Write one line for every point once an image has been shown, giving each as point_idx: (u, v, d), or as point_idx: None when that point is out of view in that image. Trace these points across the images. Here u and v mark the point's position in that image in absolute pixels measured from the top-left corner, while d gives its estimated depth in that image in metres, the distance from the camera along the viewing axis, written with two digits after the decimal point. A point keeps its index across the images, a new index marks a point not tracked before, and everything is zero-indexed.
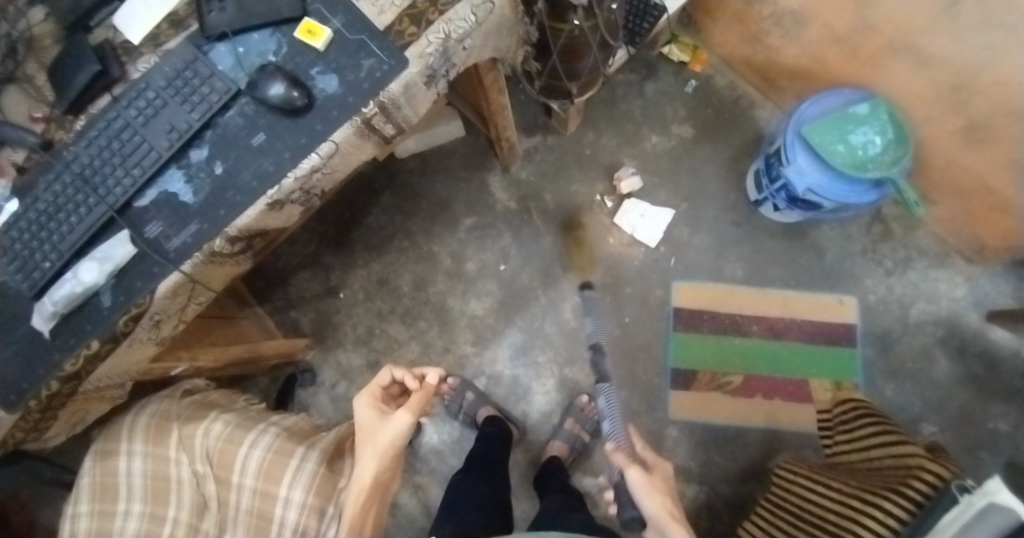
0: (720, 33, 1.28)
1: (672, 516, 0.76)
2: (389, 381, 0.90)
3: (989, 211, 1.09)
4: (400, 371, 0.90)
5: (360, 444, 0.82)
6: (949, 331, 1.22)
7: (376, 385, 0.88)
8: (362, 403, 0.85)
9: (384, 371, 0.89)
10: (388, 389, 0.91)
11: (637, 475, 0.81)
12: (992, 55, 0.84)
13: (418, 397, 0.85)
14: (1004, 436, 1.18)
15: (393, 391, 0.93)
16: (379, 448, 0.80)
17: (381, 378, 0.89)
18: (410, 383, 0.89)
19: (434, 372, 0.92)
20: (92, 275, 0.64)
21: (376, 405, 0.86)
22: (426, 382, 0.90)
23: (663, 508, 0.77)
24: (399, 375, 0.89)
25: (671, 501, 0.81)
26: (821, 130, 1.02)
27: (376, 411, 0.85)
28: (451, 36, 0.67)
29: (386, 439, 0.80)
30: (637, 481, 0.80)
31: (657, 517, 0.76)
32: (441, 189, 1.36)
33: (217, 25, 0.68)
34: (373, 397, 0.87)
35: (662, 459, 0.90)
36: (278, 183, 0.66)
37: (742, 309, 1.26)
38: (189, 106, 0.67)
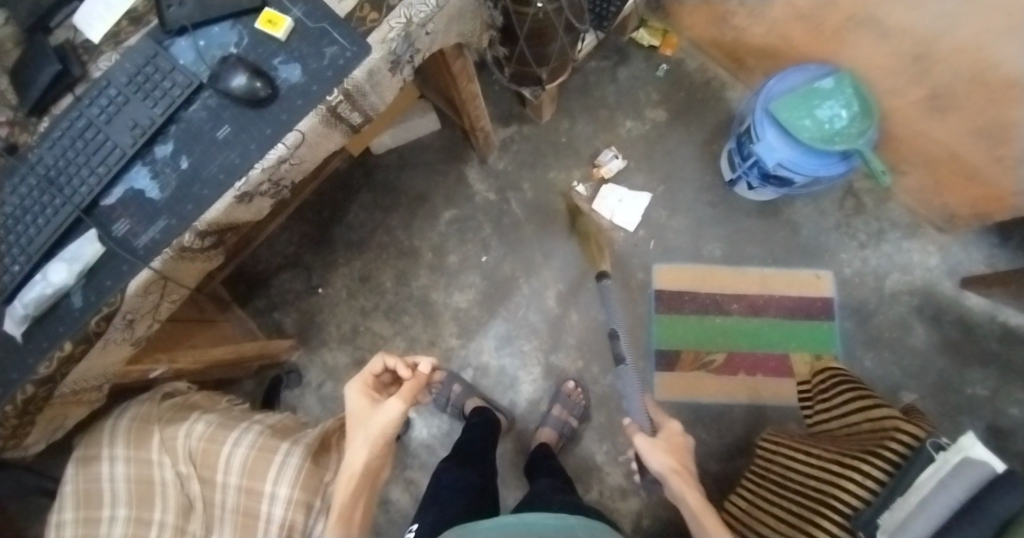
0: (687, 16, 1.29)
1: (679, 471, 0.81)
2: (381, 368, 0.85)
3: (957, 178, 1.11)
4: (393, 358, 0.85)
5: (352, 431, 0.80)
6: (925, 300, 1.24)
7: (368, 372, 0.85)
8: (353, 391, 0.83)
9: (376, 359, 0.85)
10: (380, 377, 0.87)
11: (643, 439, 0.85)
12: (950, 21, 0.86)
13: (410, 387, 0.82)
14: (982, 400, 1.21)
15: (385, 379, 0.90)
16: (371, 436, 0.78)
17: (373, 365, 0.85)
18: (402, 371, 0.85)
19: (428, 361, 0.86)
20: (62, 276, 0.63)
21: (368, 393, 0.83)
22: (419, 371, 0.86)
23: (670, 463, 0.82)
24: (391, 364, 0.84)
25: (681, 457, 0.85)
26: (789, 106, 1.04)
27: (368, 399, 0.82)
28: (413, 20, 0.67)
29: (377, 428, 0.78)
30: (642, 444, 0.85)
31: (664, 472, 0.81)
32: (419, 183, 1.36)
33: (177, 19, 0.68)
34: (365, 386, 0.84)
35: (669, 421, 0.92)
36: (245, 175, 0.66)
37: (722, 287, 1.28)
38: (152, 102, 0.66)
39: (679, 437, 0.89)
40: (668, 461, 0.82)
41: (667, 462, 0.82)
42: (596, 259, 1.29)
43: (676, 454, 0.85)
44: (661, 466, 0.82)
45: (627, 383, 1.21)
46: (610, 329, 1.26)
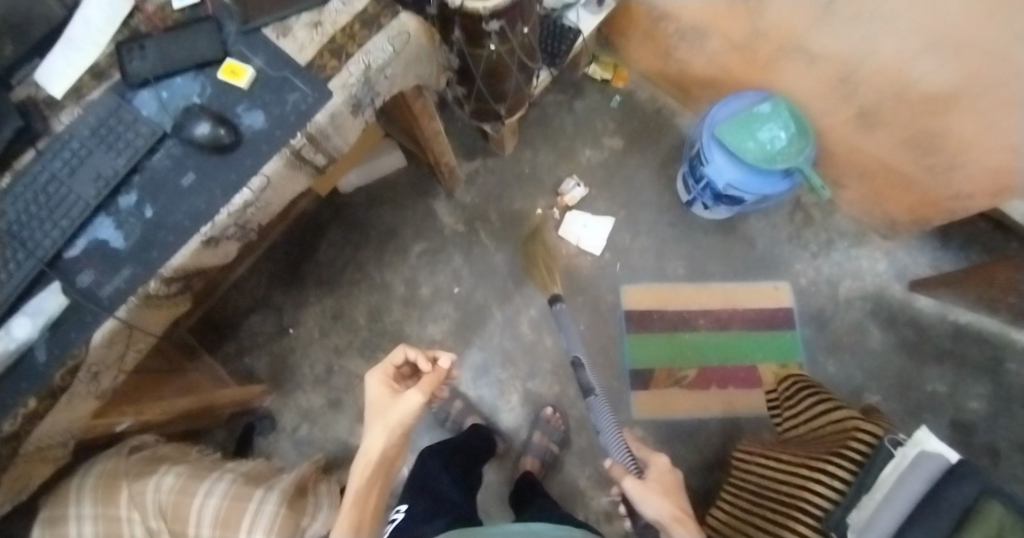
0: (634, 50, 1.37)
1: (679, 517, 0.84)
2: (402, 359, 0.89)
3: (894, 187, 1.18)
4: (413, 351, 0.88)
5: (371, 419, 0.85)
6: (878, 304, 1.31)
7: (389, 363, 0.88)
8: (373, 380, 0.87)
9: (397, 351, 0.88)
10: (401, 368, 0.91)
11: (635, 484, 0.89)
12: (869, 46, 0.92)
13: (429, 379, 0.86)
14: (939, 396, 1.27)
15: (404, 370, 0.94)
16: (389, 425, 0.83)
17: (395, 356, 0.88)
18: (422, 364, 0.88)
19: (446, 357, 0.90)
20: (25, 330, 0.63)
21: (388, 383, 0.87)
22: (438, 365, 0.90)
23: (667, 509, 0.85)
24: (412, 356, 0.88)
25: (675, 498, 0.88)
26: (733, 130, 1.10)
27: (388, 389, 0.87)
28: (372, 66, 0.71)
29: (396, 419, 0.83)
30: (636, 492, 0.87)
31: (664, 519, 0.83)
32: (387, 219, 1.37)
33: (140, 73, 0.70)
34: (385, 375, 0.88)
35: (656, 456, 0.97)
36: (211, 220, 0.67)
37: (687, 304, 1.32)
38: (116, 153, 0.68)
39: (667, 472, 0.94)
40: (664, 506, 0.85)
41: (664, 508, 0.85)
42: (548, 284, 1.32)
43: (669, 496, 0.88)
44: (660, 515, 0.85)
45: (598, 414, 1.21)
46: (574, 359, 1.27)
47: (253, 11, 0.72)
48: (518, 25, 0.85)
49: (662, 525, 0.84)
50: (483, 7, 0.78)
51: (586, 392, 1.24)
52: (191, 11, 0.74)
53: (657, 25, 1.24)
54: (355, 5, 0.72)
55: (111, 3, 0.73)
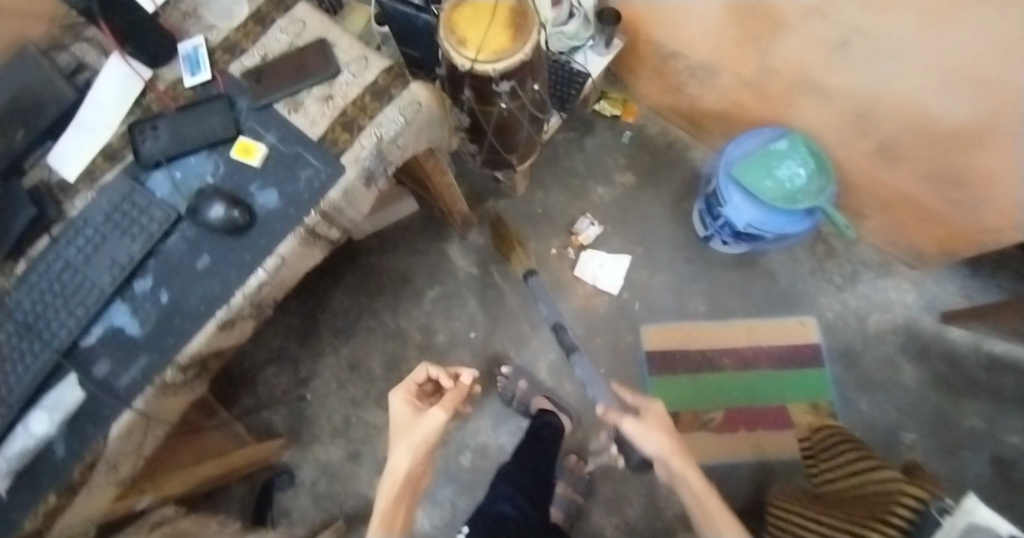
0: (644, 86, 1.35)
1: (677, 450, 0.87)
2: (424, 378, 0.98)
3: (920, 220, 1.15)
4: (436, 370, 0.98)
5: (396, 437, 0.88)
6: (909, 337, 1.27)
7: (411, 381, 0.96)
8: (397, 397, 0.93)
9: (420, 370, 0.97)
10: (423, 386, 0.99)
11: (634, 424, 0.89)
12: (885, 84, 0.90)
13: (451, 397, 0.92)
14: (978, 431, 1.22)
15: (427, 387, 1.00)
16: (413, 443, 0.86)
17: (418, 375, 0.97)
18: (444, 381, 0.99)
19: (467, 373, 1.01)
20: (44, 425, 0.63)
21: (411, 402, 0.93)
22: (459, 381, 0.99)
23: (666, 444, 0.87)
24: (435, 373, 0.98)
25: (673, 432, 0.90)
26: (748, 170, 1.09)
27: (411, 407, 0.92)
28: (384, 138, 0.70)
29: (420, 436, 0.86)
30: (635, 431, 0.89)
31: (663, 453, 0.86)
32: (401, 265, 1.36)
33: (153, 154, 0.70)
34: (408, 393, 0.94)
35: (652, 402, 0.95)
36: (226, 303, 0.66)
37: (710, 343, 1.29)
38: (131, 238, 0.67)
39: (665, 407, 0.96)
40: (663, 442, 0.87)
41: (663, 445, 0.87)
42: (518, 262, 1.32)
43: (666, 430, 0.90)
44: (658, 450, 0.87)
45: (585, 371, 1.27)
46: (553, 323, 1.30)
47: (266, 88, 0.71)
48: (529, 82, 0.84)
49: (660, 459, 0.87)
50: (493, 69, 0.77)
51: (571, 351, 1.27)
52: (203, 87, 0.73)
53: (665, 63, 1.23)
54: (366, 76, 0.72)
55: (121, 82, 0.72)
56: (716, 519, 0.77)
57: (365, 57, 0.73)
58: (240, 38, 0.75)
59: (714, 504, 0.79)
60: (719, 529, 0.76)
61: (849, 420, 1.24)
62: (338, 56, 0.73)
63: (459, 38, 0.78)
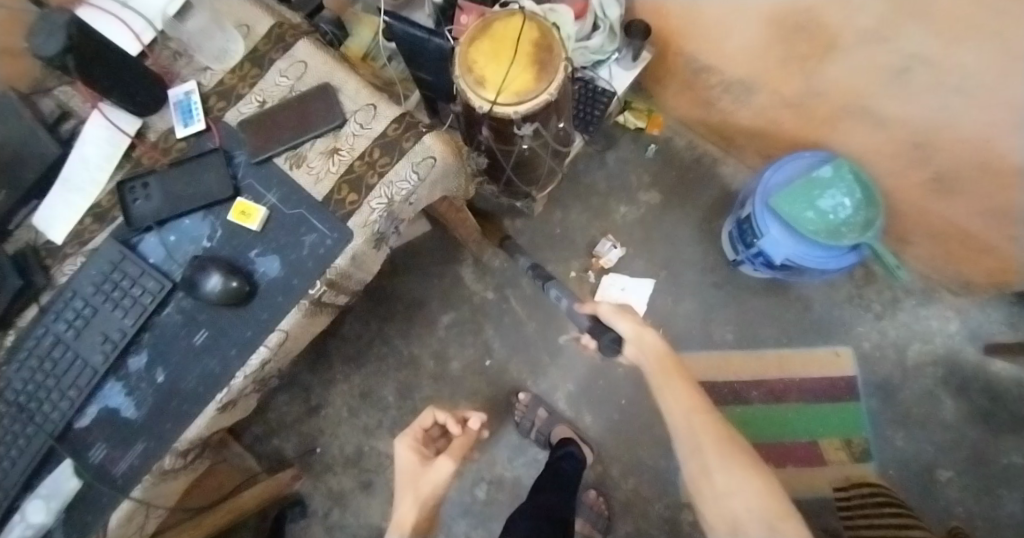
0: (671, 98, 1.26)
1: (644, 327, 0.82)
2: (431, 422, 0.94)
3: (970, 251, 1.07)
4: (443, 414, 0.95)
5: (403, 488, 0.82)
6: (950, 370, 1.19)
7: (418, 426, 0.92)
8: (402, 446, 0.88)
9: (426, 415, 0.94)
10: (430, 431, 0.95)
11: (607, 304, 0.85)
12: (949, 116, 0.81)
13: (460, 442, 0.89)
14: (1021, 471, 1.15)
15: (433, 432, 0.96)
16: (420, 495, 0.81)
17: (424, 420, 0.93)
18: (452, 427, 0.94)
19: (475, 417, 0.96)
20: (41, 515, 0.60)
21: (417, 448, 0.88)
22: (467, 427, 0.94)
23: (633, 322, 0.83)
24: (442, 418, 0.94)
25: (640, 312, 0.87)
26: (789, 199, 1.02)
27: (417, 455, 0.86)
28: (395, 199, 0.64)
29: (428, 487, 0.81)
30: (608, 312, 0.85)
31: (629, 332, 0.82)
32: (413, 288, 1.31)
33: (143, 217, 0.64)
34: (414, 441, 0.89)
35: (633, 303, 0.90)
36: (226, 385, 0.61)
37: (737, 374, 1.23)
38: (122, 311, 0.62)
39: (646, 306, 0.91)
40: (633, 321, 0.83)
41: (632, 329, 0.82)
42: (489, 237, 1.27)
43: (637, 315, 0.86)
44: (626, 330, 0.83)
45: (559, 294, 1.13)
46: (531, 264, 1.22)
47: (264, 141, 0.65)
48: (553, 121, 0.77)
49: (628, 338, 0.82)
50: (515, 112, 0.69)
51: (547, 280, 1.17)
52: (196, 138, 0.67)
53: (696, 76, 1.13)
54: (374, 127, 0.65)
55: (108, 138, 0.67)
56: (677, 396, 0.74)
57: (373, 105, 0.66)
58: (236, 83, 0.69)
59: (670, 363, 0.78)
60: (683, 408, 0.73)
61: (884, 458, 1.18)
62: (344, 103, 0.66)
63: (477, 77, 0.69)
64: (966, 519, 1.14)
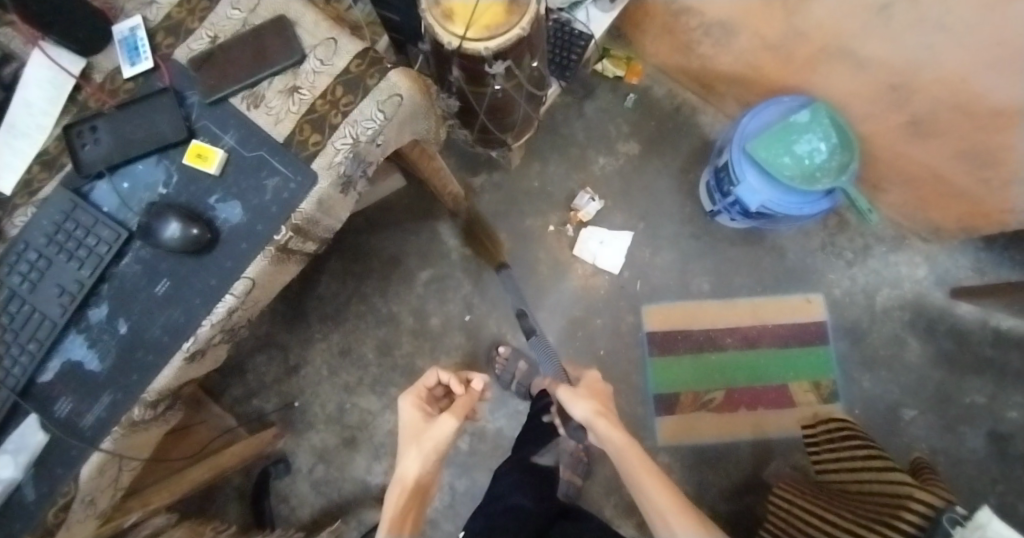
0: (651, 44, 1.22)
1: (601, 413, 0.78)
2: (435, 382, 0.83)
3: (941, 196, 1.08)
4: (447, 373, 0.82)
5: (404, 444, 0.75)
6: (917, 313, 1.22)
7: (421, 385, 0.82)
8: (406, 403, 0.80)
9: (430, 372, 0.82)
10: (433, 390, 0.84)
11: (563, 390, 0.82)
12: (927, 55, 0.80)
13: (463, 402, 0.79)
14: (981, 408, 1.20)
15: (437, 391, 0.85)
16: (424, 451, 0.73)
17: (428, 378, 0.83)
18: (455, 387, 0.82)
19: (481, 378, 0.84)
20: (8, 470, 0.58)
21: (421, 406, 0.80)
22: (472, 387, 0.84)
23: (592, 408, 0.79)
24: (445, 378, 0.81)
25: (602, 403, 0.83)
26: (766, 144, 1.02)
27: (421, 413, 0.79)
28: (361, 139, 0.61)
29: (430, 445, 0.73)
30: (563, 395, 0.82)
31: (586, 418, 0.78)
32: (390, 244, 1.28)
33: (92, 163, 0.61)
34: (418, 398, 0.81)
35: (593, 376, 0.90)
36: (193, 334, 0.60)
37: (713, 322, 1.24)
38: (78, 262, 0.60)
39: (599, 385, 0.88)
40: (591, 407, 0.79)
41: (587, 406, 0.79)
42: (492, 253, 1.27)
43: (597, 400, 0.82)
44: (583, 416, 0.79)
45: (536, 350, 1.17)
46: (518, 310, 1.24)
47: (218, 79, 0.61)
48: (525, 59, 0.74)
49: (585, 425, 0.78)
50: (485, 48, 0.65)
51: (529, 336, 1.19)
52: (145, 78, 0.63)
53: (676, 18, 1.09)
54: (335, 64, 0.62)
55: (50, 80, 0.63)
56: (630, 461, 0.72)
57: (334, 39, 0.62)
58: (185, 17, 0.64)
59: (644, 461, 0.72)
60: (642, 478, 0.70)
61: (851, 399, 1.22)
62: (302, 38, 0.62)
63: (444, 10, 0.66)
64: (927, 454, 1.19)
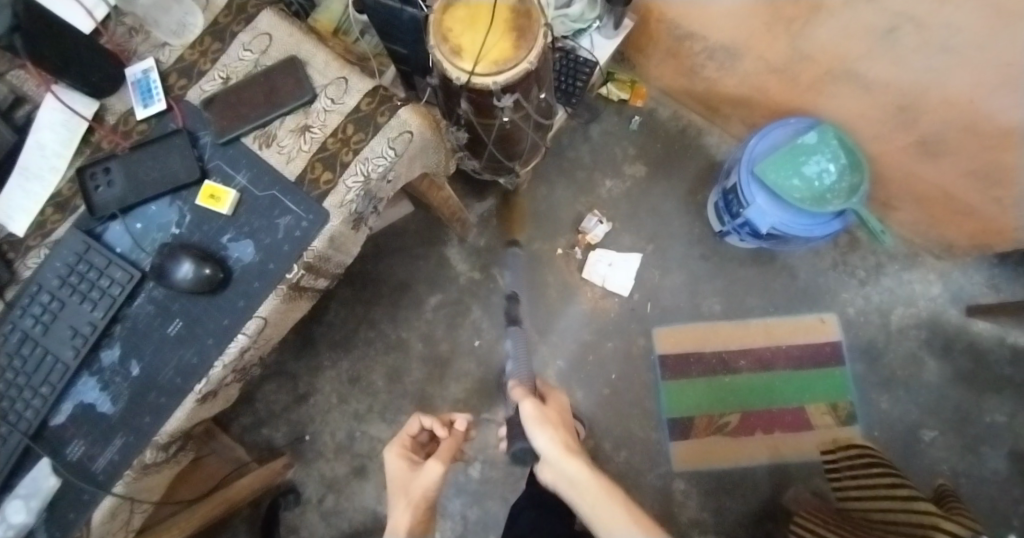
0: (655, 67, 1.23)
1: (569, 447, 0.66)
2: (419, 429, 0.82)
3: (953, 213, 1.07)
4: (429, 418, 0.82)
5: (394, 495, 0.72)
6: (933, 331, 1.21)
7: (405, 434, 0.81)
8: (391, 454, 0.77)
9: (412, 419, 0.82)
10: (418, 437, 0.83)
11: (530, 407, 0.72)
12: (934, 77, 0.80)
13: (447, 445, 0.76)
14: (1002, 428, 1.17)
15: (422, 437, 0.84)
16: (413, 500, 0.69)
17: (411, 426, 0.82)
18: (438, 431, 0.81)
19: (464, 418, 0.83)
20: (21, 515, 0.57)
21: (406, 455, 0.77)
22: (455, 428, 0.82)
23: (557, 439, 0.67)
24: (428, 423, 0.81)
25: (568, 434, 0.71)
26: (774, 167, 1.02)
27: (406, 461, 0.76)
28: (372, 176, 0.61)
29: (420, 492, 0.69)
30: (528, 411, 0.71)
31: (551, 451, 0.66)
32: (399, 271, 1.28)
33: (106, 204, 0.61)
34: (402, 448, 0.79)
35: (555, 392, 0.87)
36: (205, 375, 0.59)
37: (725, 344, 1.23)
38: (91, 304, 0.60)
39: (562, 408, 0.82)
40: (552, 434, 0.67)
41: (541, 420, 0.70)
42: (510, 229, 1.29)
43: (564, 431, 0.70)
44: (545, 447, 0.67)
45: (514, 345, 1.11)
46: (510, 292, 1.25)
47: (230, 120, 0.62)
48: (533, 91, 0.74)
49: (548, 460, 0.66)
50: (494, 82, 0.66)
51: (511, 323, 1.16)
52: (158, 119, 0.64)
53: (680, 43, 1.10)
54: (346, 102, 0.62)
55: (64, 123, 0.64)
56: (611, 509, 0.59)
57: (345, 78, 0.63)
58: (198, 58, 0.65)
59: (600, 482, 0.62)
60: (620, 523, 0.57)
61: (869, 420, 1.20)
62: (313, 77, 0.63)
63: (453, 46, 0.66)
64: (949, 476, 1.16)
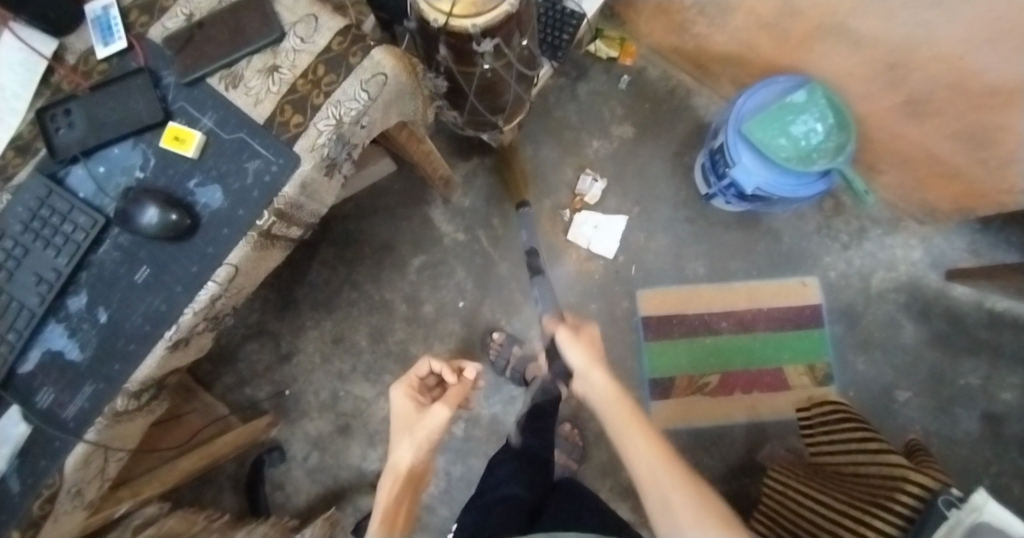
0: (645, 24, 1.20)
1: (596, 362, 0.75)
2: (427, 371, 0.80)
3: (938, 177, 1.07)
4: (439, 362, 0.80)
5: (398, 434, 0.73)
6: (912, 295, 1.22)
7: (413, 375, 0.79)
8: (398, 394, 0.76)
9: (422, 361, 0.79)
10: (425, 380, 0.81)
11: (563, 331, 0.78)
12: (924, 32, 0.78)
13: (455, 392, 0.76)
14: (976, 390, 1.20)
15: (429, 381, 0.82)
16: (417, 441, 0.71)
17: (419, 368, 0.79)
18: (447, 376, 0.79)
19: (475, 367, 0.82)
20: None
21: (413, 395, 0.76)
22: (465, 376, 0.81)
23: (586, 357, 0.75)
24: (437, 367, 0.79)
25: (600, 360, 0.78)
26: (761, 125, 1.01)
27: (414, 403, 0.75)
28: (344, 119, 0.59)
29: (425, 433, 0.71)
30: (562, 336, 0.77)
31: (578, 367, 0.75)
32: (382, 231, 1.27)
33: (67, 147, 0.59)
34: (410, 388, 0.77)
35: (588, 323, 0.82)
36: (175, 322, 0.58)
37: (708, 306, 1.24)
38: (55, 250, 0.58)
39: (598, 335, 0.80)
40: (585, 355, 0.75)
41: (580, 354, 0.76)
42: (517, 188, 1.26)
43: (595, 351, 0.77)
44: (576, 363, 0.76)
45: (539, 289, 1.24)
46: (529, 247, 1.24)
47: (194, 59, 0.59)
48: (515, 37, 0.72)
49: (578, 373, 0.75)
50: (473, 25, 0.63)
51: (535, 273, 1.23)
52: (119, 58, 0.61)
53: None
54: (317, 41, 0.59)
55: (22, 62, 0.61)
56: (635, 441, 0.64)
57: (314, 16, 0.60)
58: None
59: (628, 410, 0.68)
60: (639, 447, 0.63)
61: (845, 381, 1.22)
62: (281, 14, 0.60)
63: None
64: (921, 435, 1.19)
